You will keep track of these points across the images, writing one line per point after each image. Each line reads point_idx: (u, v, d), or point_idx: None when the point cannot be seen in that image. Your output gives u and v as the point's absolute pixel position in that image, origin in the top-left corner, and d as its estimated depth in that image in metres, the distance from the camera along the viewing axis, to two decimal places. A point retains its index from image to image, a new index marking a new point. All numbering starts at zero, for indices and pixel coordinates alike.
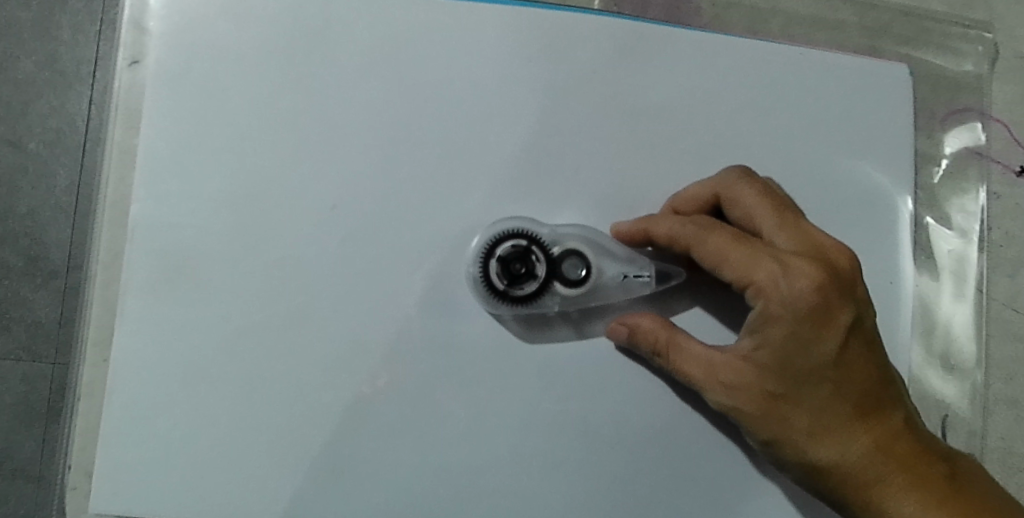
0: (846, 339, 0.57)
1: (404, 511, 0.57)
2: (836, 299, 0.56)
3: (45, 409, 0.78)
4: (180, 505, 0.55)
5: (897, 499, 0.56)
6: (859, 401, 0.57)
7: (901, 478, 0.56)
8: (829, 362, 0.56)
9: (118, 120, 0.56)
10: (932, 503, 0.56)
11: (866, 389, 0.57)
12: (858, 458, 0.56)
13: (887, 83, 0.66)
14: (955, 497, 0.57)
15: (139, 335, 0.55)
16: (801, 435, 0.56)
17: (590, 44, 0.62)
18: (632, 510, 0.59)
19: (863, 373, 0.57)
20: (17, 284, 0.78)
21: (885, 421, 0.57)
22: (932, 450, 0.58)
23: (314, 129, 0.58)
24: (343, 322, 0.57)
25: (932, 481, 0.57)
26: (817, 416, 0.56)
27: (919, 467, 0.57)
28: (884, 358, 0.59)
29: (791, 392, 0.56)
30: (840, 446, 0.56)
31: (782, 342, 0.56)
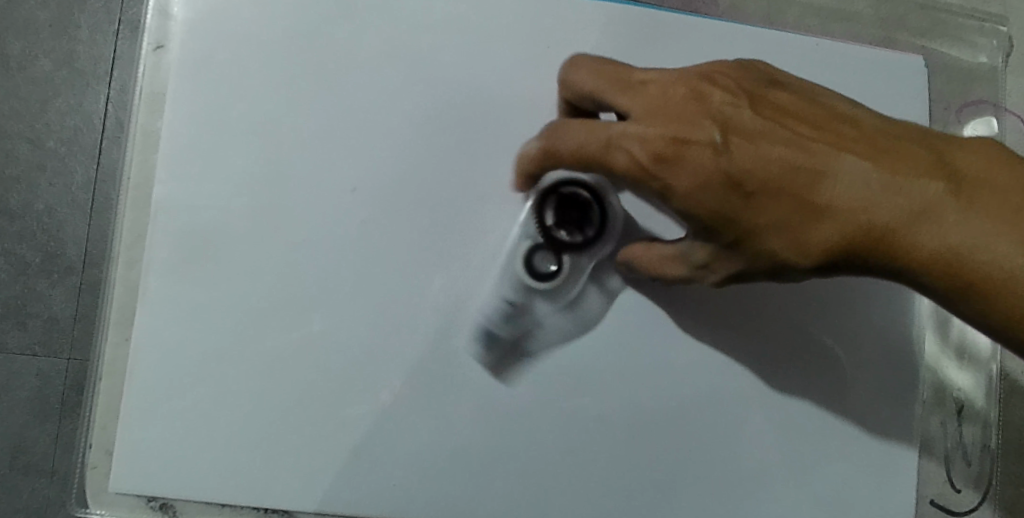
0: (724, 147, 0.50)
1: (422, 493, 0.57)
2: (691, 133, 0.50)
3: (61, 406, 0.77)
4: (199, 486, 0.55)
5: (928, 242, 0.49)
6: (800, 198, 0.50)
7: (911, 226, 0.49)
8: (739, 191, 0.50)
9: (142, 104, 0.57)
10: (952, 213, 0.49)
11: (802, 180, 0.50)
12: (861, 233, 0.49)
13: (902, 74, 0.67)
14: (960, 188, 0.49)
15: (161, 315, 0.56)
16: (790, 258, 0.51)
17: (607, 33, 0.62)
18: (649, 495, 0.60)
19: (781, 166, 0.50)
20: (35, 280, 0.77)
21: (855, 201, 0.49)
22: (917, 163, 0.50)
23: (335, 112, 0.59)
24: (362, 305, 0.57)
25: (925, 189, 0.49)
26: (789, 241, 0.50)
27: (909, 197, 0.49)
28: (794, 132, 0.51)
29: (741, 233, 0.51)
30: (826, 241, 0.50)
31: (695, 193, 0.50)
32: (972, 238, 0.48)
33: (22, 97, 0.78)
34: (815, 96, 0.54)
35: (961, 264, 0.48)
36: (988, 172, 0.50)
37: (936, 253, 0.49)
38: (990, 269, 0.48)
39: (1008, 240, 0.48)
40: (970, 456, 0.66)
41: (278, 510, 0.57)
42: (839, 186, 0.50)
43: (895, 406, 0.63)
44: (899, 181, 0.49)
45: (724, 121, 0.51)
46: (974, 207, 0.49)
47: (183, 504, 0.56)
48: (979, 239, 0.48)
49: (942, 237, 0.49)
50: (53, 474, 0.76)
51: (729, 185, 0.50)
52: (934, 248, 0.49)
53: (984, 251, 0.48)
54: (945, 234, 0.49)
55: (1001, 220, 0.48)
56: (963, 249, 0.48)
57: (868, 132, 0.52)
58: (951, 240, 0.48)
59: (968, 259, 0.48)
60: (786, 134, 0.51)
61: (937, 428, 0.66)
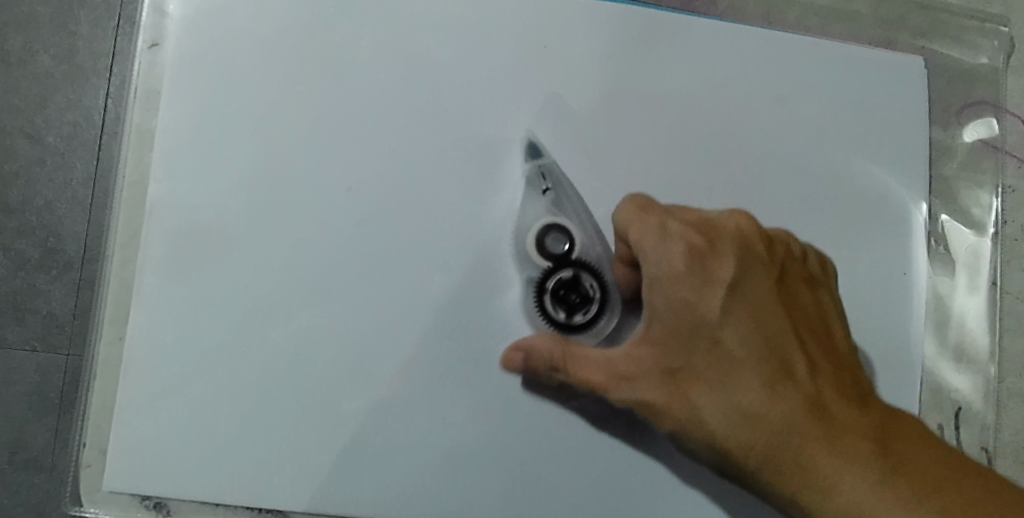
0: (730, 296, 0.53)
1: (417, 493, 0.57)
2: (715, 267, 0.53)
3: (59, 401, 0.75)
4: (193, 485, 0.55)
5: (832, 494, 0.50)
6: (750, 374, 0.52)
7: (831, 450, 0.51)
8: (711, 341, 0.53)
9: (138, 102, 0.57)
10: (872, 477, 0.50)
11: (765, 362, 0.53)
12: (782, 431, 0.51)
13: (902, 75, 0.66)
14: (893, 466, 0.50)
15: (156, 315, 0.56)
16: (709, 419, 0.52)
17: (605, 33, 0.62)
18: (643, 496, 0.60)
19: (757, 344, 0.53)
20: (34, 276, 0.76)
21: (796, 402, 0.52)
22: (873, 427, 0.52)
23: (331, 112, 0.58)
24: (357, 305, 0.57)
25: (861, 442, 0.51)
26: (718, 397, 0.52)
27: (841, 440, 0.51)
28: (785, 327, 0.55)
29: (681, 378, 0.53)
30: (753, 420, 0.52)
31: (669, 315, 0.53)
32: (881, 503, 0.49)
33: (22, 91, 0.76)
34: (836, 315, 0.58)
35: (842, 513, 0.50)
36: (941, 474, 0.50)
37: (833, 507, 0.50)
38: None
39: (916, 516, 0.48)
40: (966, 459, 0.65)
41: (273, 510, 0.57)
42: (788, 392, 0.52)
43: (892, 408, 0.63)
44: (842, 415, 0.52)
45: (744, 279, 0.54)
46: (897, 477, 0.50)
47: (178, 503, 0.56)
48: (875, 508, 0.49)
49: (848, 494, 0.50)
50: (52, 469, 0.75)
51: (704, 330, 0.52)
52: (834, 497, 0.50)
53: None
54: (853, 485, 0.50)
55: (921, 494, 0.49)
56: (860, 510, 0.49)
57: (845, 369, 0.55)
58: (851, 500, 0.49)
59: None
60: (780, 324, 0.54)
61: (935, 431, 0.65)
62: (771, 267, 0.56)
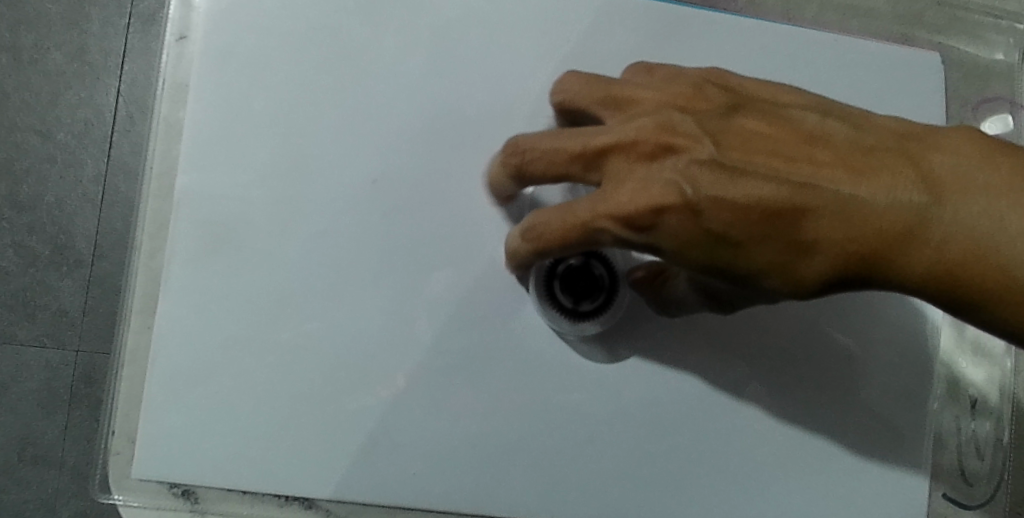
0: (699, 203, 0.47)
1: (440, 482, 0.58)
2: (665, 197, 0.47)
3: (68, 397, 0.94)
4: (220, 472, 0.56)
5: (923, 266, 0.47)
6: (788, 233, 0.47)
7: (909, 237, 0.47)
8: (727, 244, 0.47)
9: (166, 95, 0.58)
10: (941, 222, 0.47)
11: (785, 219, 0.47)
12: (852, 253, 0.47)
13: (920, 71, 0.67)
14: (943, 197, 0.47)
15: (184, 304, 0.56)
16: (795, 292, 0.48)
17: (627, 27, 0.63)
18: (665, 486, 0.60)
19: (765, 210, 0.46)
20: (45, 272, 0.93)
21: (842, 227, 0.47)
22: (891, 175, 0.48)
23: (357, 104, 0.59)
24: (382, 295, 0.58)
25: (904, 207, 0.47)
26: (791, 283, 0.48)
27: (896, 218, 0.47)
28: (764, 167, 0.48)
29: (737, 273, 0.49)
30: (819, 267, 0.47)
31: (688, 261, 0.49)
32: (972, 233, 0.46)
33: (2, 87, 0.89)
34: (762, 105, 0.52)
35: (953, 285, 0.47)
36: (979, 173, 0.48)
37: (937, 273, 0.47)
38: (1003, 262, 0.46)
39: (1000, 213, 0.46)
40: (983, 450, 0.66)
41: (299, 497, 0.57)
42: (817, 214, 0.46)
43: (910, 401, 0.63)
44: (875, 192, 0.47)
45: (699, 177, 0.47)
46: (952, 203, 0.47)
47: (205, 490, 0.57)
48: (975, 244, 0.46)
49: (942, 250, 0.47)
50: (61, 465, 0.93)
51: (718, 235, 0.47)
52: (932, 267, 0.47)
53: (993, 239, 0.46)
54: (942, 237, 0.47)
55: (991, 193, 0.47)
56: (968, 251, 0.47)
57: (840, 153, 0.48)
58: (947, 263, 0.47)
59: (968, 259, 0.47)
60: (749, 167, 0.48)
61: (951, 423, 0.66)
62: (685, 118, 0.50)
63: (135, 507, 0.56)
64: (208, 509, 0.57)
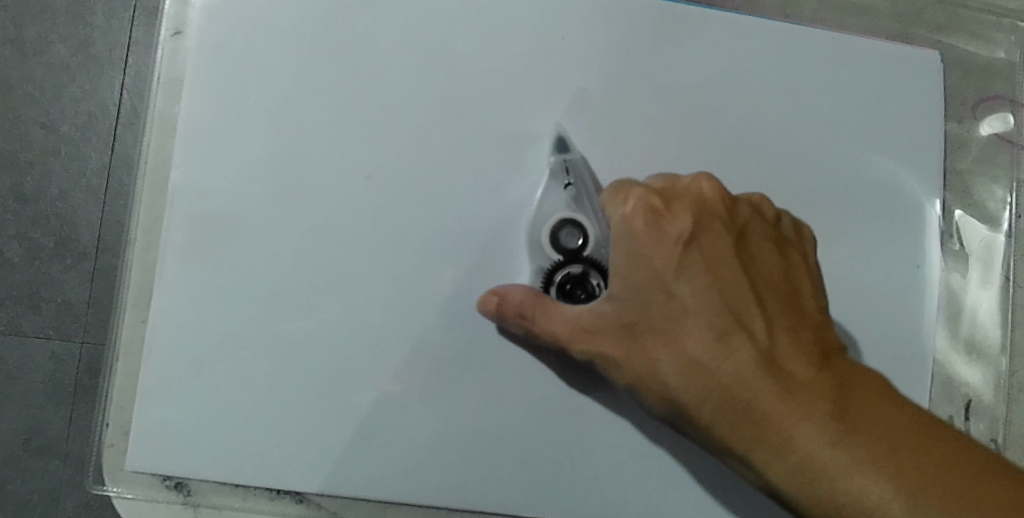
0: (685, 256, 0.52)
1: (432, 477, 0.58)
2: (709, 223, 0.53)
3: (44, 396, 0.85)
4: (214, 465, 0.56)
5: (786, 441, 0.48)
6: (721, 343, 0.50)
7: (792, 420, 0.48)
8: (686, 284, 0.51)
9: (161, 90, 0.58)
10: (828, 438, 0.47)
11: (731, 322, 0.51)
12: (744, 384, 0.50)
13: (918, 69, 0.67)
14: (853, 423, 0.48)
15: (177, 298, 0.56)
16: (677, 389, 0.51)
17: (622, 23, 0.63)
18: (657, 483, 0.60)
19: (738, 313, 0.51)
20: (48, 264, 0.85)
21: (748, 372, 0.50)
22: (846, 379, 0.50)
23: (351, 100, 0.59)
24: (374, 290, 0.58)
25: (822, 400, 0.48)
26: (678, 353, 0.51)
27: (800, 395, 0.49)
28: (767, 297, 0.52)
29: (641, 328, 0.52)
30: (718, 382, 0.50)
31: (630, 268, 0.52)
32: (838, 461, 0.47)
33: (10, 84, 0.83)
34: (816, 269, 0.56)
35: (784, 458, 0.48)
36: (908, 439, 0.47)
37: (782, 468, 0.48)
38: (836, 496, 0.47)
39: (872, 478, 0.46)
40: None
41: (290, 491, 0.57)
42: (736, 349, 0.50)
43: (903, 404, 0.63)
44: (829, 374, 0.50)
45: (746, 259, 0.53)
46: (853, 434, 0.47)
47: (199, 482, 0.57)
48: (833, 468, 0.47)
49: (806, 458, 0.48)
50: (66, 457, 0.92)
51: (662, 291, 0.52)
52: (793, 446, 0.48)
53: (823, 469, 0.47)
54: (816, 447, 0.47)
55: (869, 466, 0.47)
56: (821, 469, 0.47)
57: (829, 341, 0.52)
58: (805, 448, 0.48)
59: (821, 479, 0.47)
60: (740, 280, 0.52)
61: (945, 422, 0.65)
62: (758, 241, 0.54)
63: (129, 499, 0.56)
64: (201, 502, 0.57)
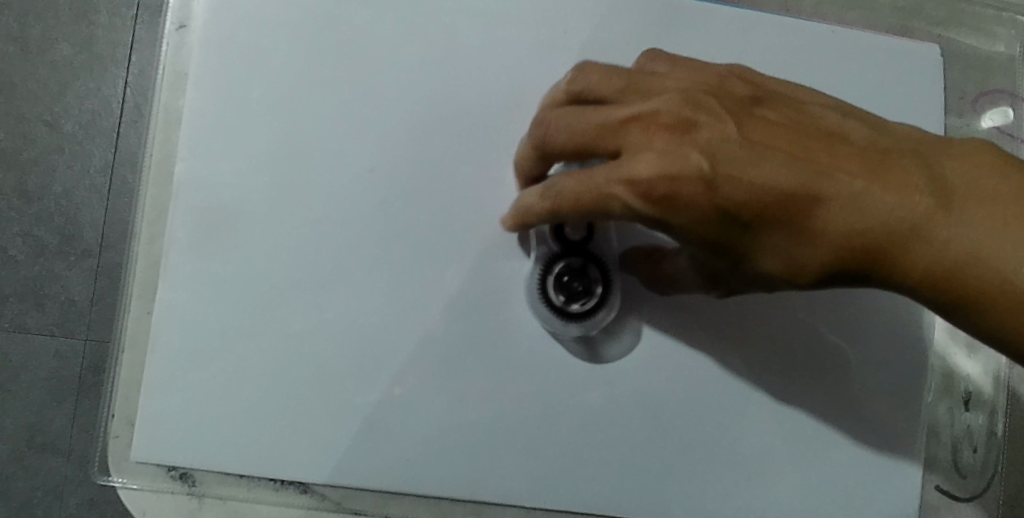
0: (716, 176, 0.49)
1: (435, 469, 0.58)
2: (692, 96, 0.52)
3: (48, 393, 0.86)
4: (217, 456, 0.57)
5: (932, 256, 0.48)
6: (797, 218, 0.48)
7: (920, 229, 0.48)
8: (737, 154, 0.49)
9: (165, 83, 0.58)
10: (936, 209, 0.48)
11: (795, 171, 0.48)
12: (853, 231, 0.48)
13: (918, 63, 0.67)
14: (950, 199, 0.49)
15: (182, 289, 0.57)
16: (800, 276, 0.50)
17: (623, 18, 0.63)
18: (658, 475, 0.60)
19: (787, 152, 0.49)
20: (52, 262, 0.85)
21: (848, 236, 0.48)
22: (908, 177, 0.49)
23: (354, 93, 0.59)
24: (377, 282, 0.58)
25: (916, 193, 0.48)
26: (786, 227, 0.49)
27: (901, 204, 0.48)
28: (788, 127, 0.51)
29: (743, 217, 0.49)
30: (819, 253, 0.49)
31: (671, 161, 0.49)
32: (967, 237, 0.48)
33: (14, 82, 0.84)
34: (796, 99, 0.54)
35: (945, 271, 0.49)
36: (973, 181, 0.49)
37: (929, 287, 0.49)
38: (985, 281, 0.48)
39: (1005, 244, 0.48)
40: (976, 443, 0.65)
41: (294, 482, 0.57)
42: (838, 192, 0.48)
43: (903, 397, 0.64)
44: (891, 184, 0.48)
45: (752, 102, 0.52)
46: (957, 203, 0.48)
47: (202, 474, 0.57)
48: (975, 254, 0.48)
49: (954, 242, 0.48)
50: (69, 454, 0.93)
51: (723, 215, 0.49)
52: (948, 251, 0.48)
53: (983, 260, 0.48)
54: (945, 238, 0.48)
55: (967, 211, 0.48)
56: (957, 254, 0.48)
57: (865, 146, 0.50)
58: (956, 251, 0.48)
59: (972, 270, 0.48)
60: (774, 148, 0.49)
61: (945, 414, 0.65)
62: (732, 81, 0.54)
63: (133, 490, 0.56)
64: (205, 492, 0.57)
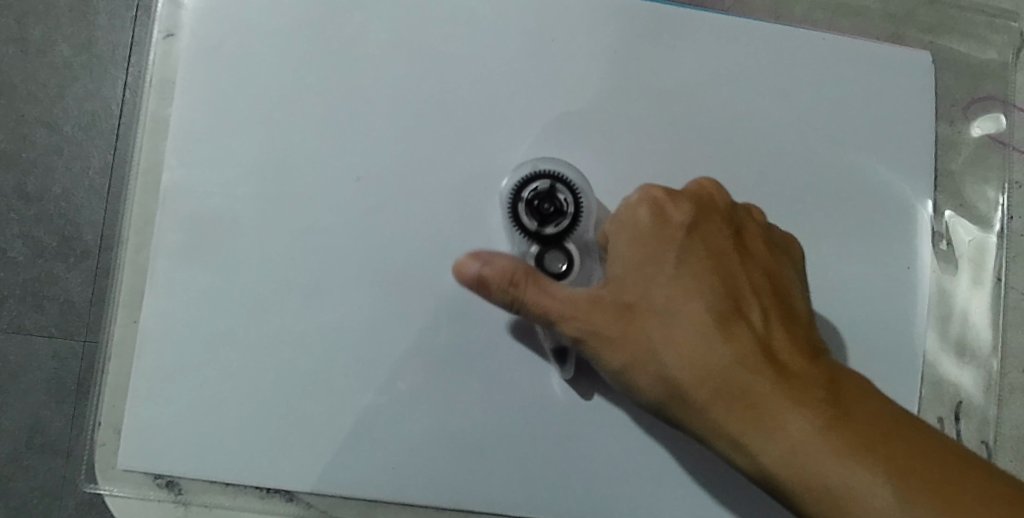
0: (687, 241, 0.53)
1: (421, 478, 0.58)
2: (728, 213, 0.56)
3: (47, 392, 0.84)
4: (203, 465, 0.57)
5: (779, 434, 0.49)
6: (695, 328, 0.51)
7: (788, 405, 0.49)
8: (709, 256, 0.54)
9: (153, 92, 0.58)
10: (819, 421, 0.48)
11: (729, 300, 0.52)
12: (729, 368, 0.50)
13: (910, 70, 0.67)
14: (838, 408, 0.49)
15: (169, 298, 0.57)
16: (670, 371, 0.51)
17: (613, 25, 0.63)
18: (644, 484, 0.60)
19: (745, 289, 0.53)
20: (51, 263, 0.85)
21: (746, 363, 0.50)
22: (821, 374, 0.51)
23: (342, 102, 0.59)
24: (364, 291, 0.58)
25: (812, 389, 0.50)
26: (672, 336, 0.51)
27: (794, 385, 0.50)
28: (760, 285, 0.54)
29: (647, 298, 0.52)
30: (696, 367, 0.50)
31: (654, 215, 0.54)
32: (824, 446, 0.48)
33: (14, 83, 0.84)
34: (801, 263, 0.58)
35: (786, 451, 0.48)
36: (884, 423, 0.49)
37: (774, 453, 0.49)
38: (821, 476, 0.47)
39: (865, 463, 0.47)
40: None
41: (281, 490, 0.58)
42: (736, 338, 0.51)
43: None
44: (805, 366, 0.51)
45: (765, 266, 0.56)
46: (844, 426, 0.48)
47: (189, 481, 0.58)
48: (825, 460, 0.47)
49: (803, 444, 0.48)
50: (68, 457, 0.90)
51: (653, 268, 0.52)
52: (790, 439, 0.48)
53: (813, 461, 0.48)
54: (802, 434, 0.48)
55: (838, 430, 0.48)
56: (809, 455, 0.48)
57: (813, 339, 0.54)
58: (801, 441, 0.48)
59: (812, 466, 0.48)
60: (738, 273, 0.54)
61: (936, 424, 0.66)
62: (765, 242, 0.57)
63: (120, 497, 0.57)
64: (191, 500, 0.57)
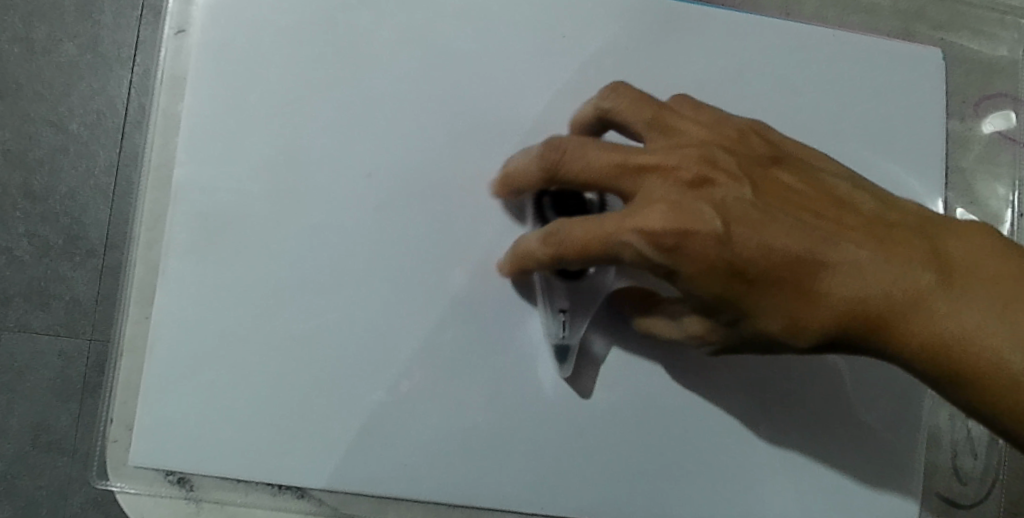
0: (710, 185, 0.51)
1: (432, 475, 0.58)
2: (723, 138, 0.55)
3: (54, 392, 0.85)
4: (214, 461, 0.57)
5: (928, 330, 0.49)
6: (791, 275, 0.49)
7: (916, 307, 0.49)
8: (736, 192, 0.51)
9: (164, 88, 0.58)
10: (940, 300, 0.49)
11: (799, 231, 0.50)
12: (849, 301, 0.49)
13: (920, 66, 0.67)
14: (949, 277, 0.50)
15: (180, 295, 0.57)
16: (806, 325, 0.50)
17: (623, 22, 0.63)
18: (655, 481, 0.60)
19: (796, 212, 0.51)
20: (58, 262, 0.85)
21: (859, 291, 0.49)
22: (910, 253, 0.50)
23: (353, 98, 0.59)
24: (375, 287, 0.58)
25: (917, 275, 0.50)
26: (783, 285, 0.50)
27: (907, 283, 0.49)
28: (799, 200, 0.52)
29: (737, 257, 0.49)
30: (821, 315, 0.50)
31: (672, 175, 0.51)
32: (966, 324, 0.49)
33: (19, 83, 0.84)
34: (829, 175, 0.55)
35: (952, 349, 0.49)
36: (980, 254, 0.51)
37: (920, 353, 0.50)
38: (995, 357, 0.48)
39: (985, 317, 0.49)
40: (976, 449, 0.67)
41: (292, 486, 0.58)
42: (835, 268, 0.49)
43: (898, 402, 0.64)
44: (894, 263, 0.50)
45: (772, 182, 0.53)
46: (961, 290, 0.49)
47: (200, 477, 0.58)
48: (970, 331, 0.49)
49: (958, 329, 0.49)
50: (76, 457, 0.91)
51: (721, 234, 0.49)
52: (936, 332, 0.49)
53: (975, 340, 0.49)
54: (938, 321, 0.49)
55: (957, 298, 0.49)
56: (960, 333, 0.49)
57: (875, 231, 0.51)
58: (942, 329, 0.49)
59: (968, 347, 0.49)
60: (775, 196, 0.52)
61: (946, 421, 0.67)
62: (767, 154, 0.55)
63: (132, 494, 0.57)
64: (203, 496, 0.58)
